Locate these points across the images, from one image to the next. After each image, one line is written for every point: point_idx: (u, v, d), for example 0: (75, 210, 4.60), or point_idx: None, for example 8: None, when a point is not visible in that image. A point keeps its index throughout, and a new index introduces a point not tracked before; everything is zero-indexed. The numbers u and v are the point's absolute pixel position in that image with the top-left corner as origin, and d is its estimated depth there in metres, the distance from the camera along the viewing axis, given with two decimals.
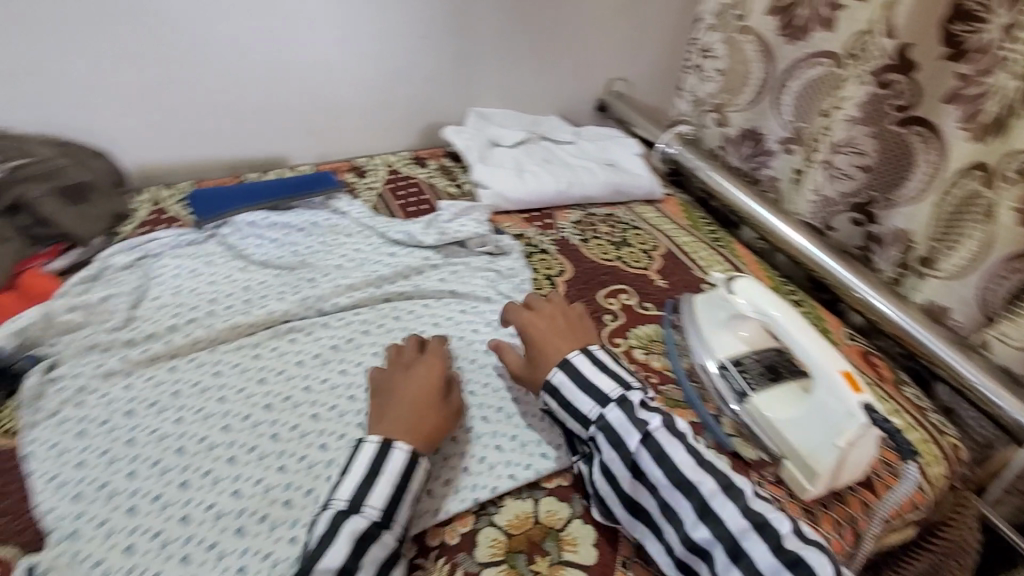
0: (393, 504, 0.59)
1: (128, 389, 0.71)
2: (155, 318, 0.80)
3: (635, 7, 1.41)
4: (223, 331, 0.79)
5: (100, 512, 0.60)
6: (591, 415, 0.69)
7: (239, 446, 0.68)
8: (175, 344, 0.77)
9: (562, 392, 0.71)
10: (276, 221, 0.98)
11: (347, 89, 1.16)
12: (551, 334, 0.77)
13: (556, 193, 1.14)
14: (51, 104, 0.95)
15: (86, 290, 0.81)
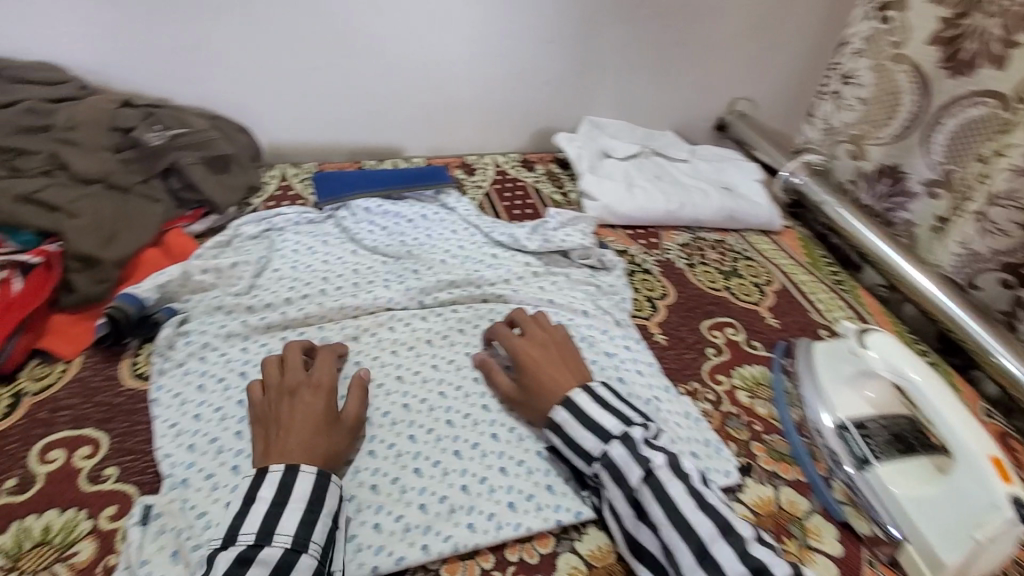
0: (271, 523, 0.54)
1: (243, 352, 0.75)
2: (274, 288, 0.84)
3: (772, 25, 1.33)
4: (329, 310, 0.81)
5: (207, 466, 0.64)
6: (593, 451, 0.63)
7: None
8: (287, 314, 0.80)
9: (566, 425, 0.66)
10: (388, 209, 1.01)
11: (467, 88, 1.18)
12: (542, 362, 0.72)
13: (666, 213, 1.09)
14: (204, 82, 1.01)
15: (218, 254, 0.87)
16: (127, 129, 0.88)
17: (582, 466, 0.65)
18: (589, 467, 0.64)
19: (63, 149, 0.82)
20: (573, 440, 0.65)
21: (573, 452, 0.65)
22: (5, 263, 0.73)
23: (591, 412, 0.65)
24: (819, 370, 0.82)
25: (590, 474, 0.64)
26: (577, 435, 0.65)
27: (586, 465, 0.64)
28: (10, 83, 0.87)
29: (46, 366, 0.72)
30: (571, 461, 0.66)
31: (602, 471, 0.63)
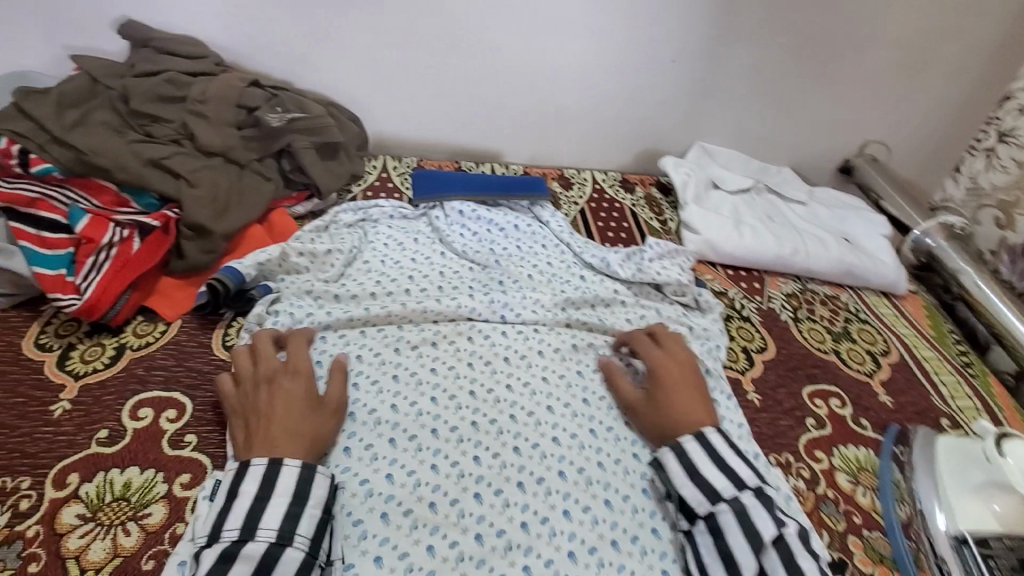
0: (290, 521, 0.55)
1: (323, 340, 0.75)
2: (361, 281, 0.85)
3: (926, 65, 1.19)
4: (412, 312, 0.79)
5: None
6: (721, 492, 0.61)
7: (400, 429, 0.67)
8: (371, 310, 0.79)
9: (693, 458, 0.64)
10: (482, 214, 1.00)
11: (577, 100, 1.14)
12: (675, 381, 0.72)
13: (774, 257, 1.00)
14: (327, 69, 1.04)
15: (314, 238, 0.89)
16: (252, 107, 0.92)
17: (697, 503, 0.61)
18: (704, 507, 0.61)
19: (194, 121, 0.87)
20: (698, 476, 0.63)
21: (697, 486, 0.62)
22: (128, 223, 0.79)
23: (726, 455, 0.64)
24: (942, 470, 0.71)
25: (701, 513, 0.61)
26: (707, 474, 0.62)
27: (701, 502, 0.61)
28: (157, 53, 0.92)
29: (149, 323, 0.76)
30: (683, 493, 0.63)
31: (727, 515, 0.60)
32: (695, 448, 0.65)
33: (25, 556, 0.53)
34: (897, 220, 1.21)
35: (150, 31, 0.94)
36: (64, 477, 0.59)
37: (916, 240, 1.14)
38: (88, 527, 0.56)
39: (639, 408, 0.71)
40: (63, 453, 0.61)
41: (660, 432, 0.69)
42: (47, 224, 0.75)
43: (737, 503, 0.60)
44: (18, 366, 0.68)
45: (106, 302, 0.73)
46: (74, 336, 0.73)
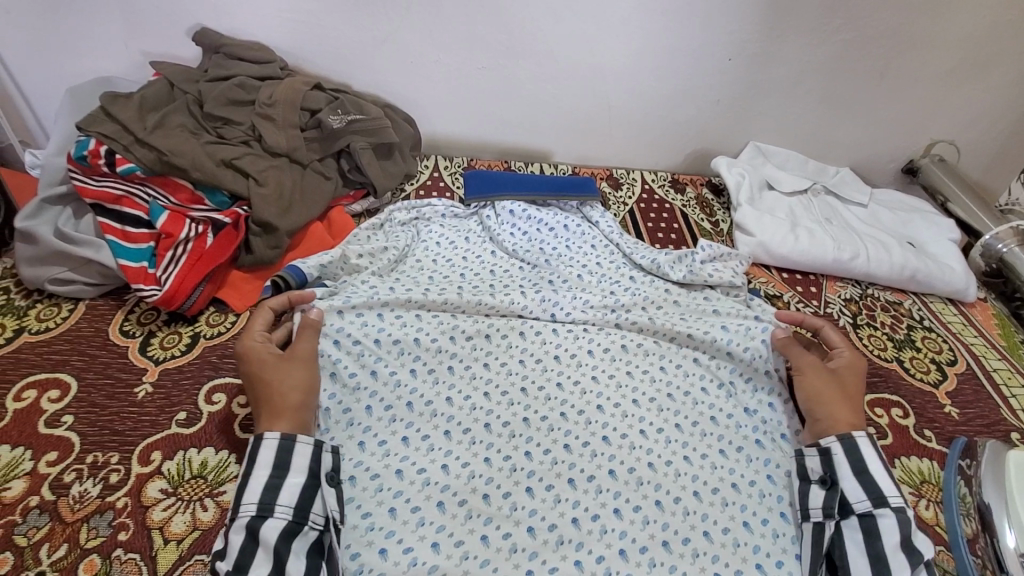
0: (272, 491, 0.55)
1: (379, 319, 0.75)
2: (414, 275, 0.87)
3: (1006, 59, 1.12)
4: (468, 304, 0.80)
5: (338, 435, 0.66)
6: (890, 498, 0.60)
7: (454, 421, 0.69)
8: (432, 298, 0.79)
9: (863, 454, 0.63)
10: (532, 214, 1.00)
11: (629, 101, 1.13)
12: (858, 369, 0.73)
13: (832, 261, 0.97)
14: (385, 71, 1.07)
15: (371, 236, 0.92)
16: (314, 110, 0.95)
17: (856, 500, 0.61)
18: (863, 506, 0.60)
19: (261, 122, 0.91)
20: (865, 474, 0.62)
21: (863, 483, 0.61)
22: (202, 220, 0.83)
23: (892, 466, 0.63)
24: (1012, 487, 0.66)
25: (858, 511, 0.60)
26: (877, 476, 0.61)
27: (863, 500, 0.60)
28: (227, 59, 0.98)
29: (221, 314, 0.81)
30: (843, 487, 0.62)
31: (887, 519, 0.58)
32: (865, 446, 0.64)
33: (115, 525, 0.58)
34: (967, 224, 1.16)
35: (221, 38, 0.99)
36: (148, 454, 0.64)
37: (986, 246, 1.07)
38: (169, 501, 0.60)
39: (814, 374, 0.72)
40: (146, 431, 0.66)
41: (828, 404, 0.69)
42: (131, 219, 0.81)
43: (902, 513, 0.59)
44: (105, 350, 0.74)
45: (183, 294, 0.77)
46: (154, 325, 0.78)
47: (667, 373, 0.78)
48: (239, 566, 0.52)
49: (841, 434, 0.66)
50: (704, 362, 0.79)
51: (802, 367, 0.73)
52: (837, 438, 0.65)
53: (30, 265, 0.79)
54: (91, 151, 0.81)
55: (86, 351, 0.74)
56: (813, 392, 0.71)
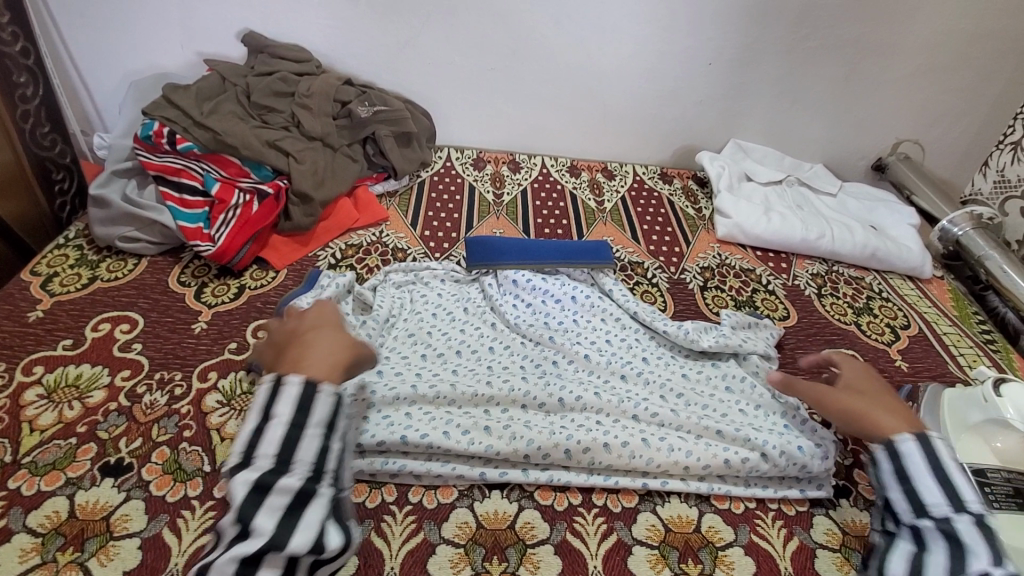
0: (290, 446, 0.47)
1: (364, 422, 0.68)
2: (404, 341, 0.82)
3: (961, 65, 1.24)
4: (463, 396, 0.73)
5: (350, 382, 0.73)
6: (969, 503, 0.51)
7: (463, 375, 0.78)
8: (419, 388, 0.73)
9: (910, 460, 0.55)
10: (537, 284, 0.92)
11: (622, 100, 1.27)
12: (864, 370, 0.69)
13: (800, 240, 1.09)
14: (406, 72, 1.22)
15: (383, 234, 1.04)
16: (345, 102, 1.10)
17: (901, 509, 0.54)
18: (909, 516, 0.53)
19: (300, 111, 1.05)
20: (907, 481, 0.54)
21: (902, 490, 0.54)
22: (249, 189, 0.96)
23: (951, 470, 0.54)
24: (948, 418, 0.72)
25: (903, 522, 0.54)
26: (921, 481, 0.53)
27: (906, 511, 0.53)
28: (271, 58, 1.13)
29: (263, 271, 0.93)
30: (887, 495, 0.56)
31: (933, 532, 0.51)
32: (913, 450, 0.55)
33: (179, 425, 0.70)
34: (930, 214, 1.27)
35: (266, 41, 1.14)
36: (206, 373, 0.76)
37: (944, 231, 1.16)
38: (223, 410, 0.72)
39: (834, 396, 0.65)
40: (203, 357, 0.78)
41: (862, 416, 0.61)
42: (188, 189, 0.95)
43: (987, 526, 0.50)
44: (166, 295, 0.87)
45: (232, 251, 0.90)
46: (205, 278, 0.90)
47: (686, 443, 0.71)
48: (238, 525, 0.44)
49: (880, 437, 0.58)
50: (735, 464, 0.69)
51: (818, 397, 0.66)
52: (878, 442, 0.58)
53: (102, 224, 0.92)
54: (155, 132, 0.96)
55: (150, 295, 0.86)
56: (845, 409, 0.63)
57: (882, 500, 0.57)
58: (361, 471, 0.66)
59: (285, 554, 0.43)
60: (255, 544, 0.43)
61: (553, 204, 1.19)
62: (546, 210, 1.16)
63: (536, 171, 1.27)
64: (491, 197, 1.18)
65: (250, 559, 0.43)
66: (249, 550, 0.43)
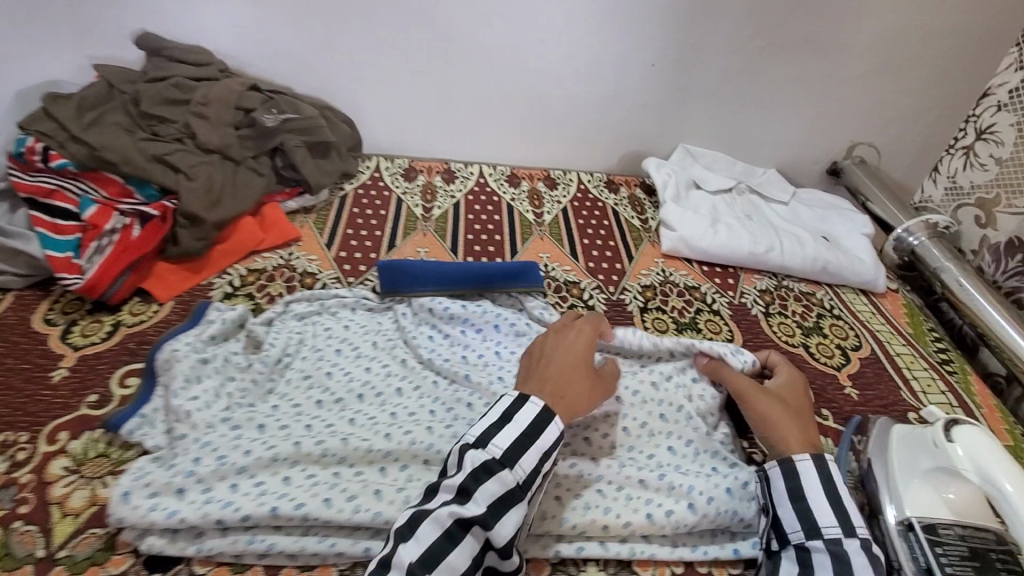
0: (518, 449, 0.57)
1: (231, 492, 0.60)
2: (297, 385, 0.73)
3: (914, 65, 1.18)
4: (355, 454, 0.64)
5: (222, 445, 0.64)
6: (858, 528, 0.57)
7: (361, 424, 0.68)
8: (301, 446, 0.64)
9: (806, 483, 0.60)
10: (455, 312, 0.83)
11: (561, 102, 1.18)
12: (798, 389, 0.73)
13: (748, 254, 1.03)
14: (325, 75, 1.12)
15: (291, 255, 0.93)
16: (249, 109, 0.99)
17: (791, 529, 0.58)
18: (797, 536, 0.58)
19: (194, 120, 0.95)
20: (801, 502, 0.59)
21: (798, 512, 0.58)
22: (131, 213, 0.87)
23: (842, 494, 0.59)
24: (893, 464, 0.65)
25: (794, 541, 0.58)
26: (815, 505, 0.58)
27: (797, 531, 0.58)
28: (169, 62, 1.02)
29: (144, 304, 0.83)
30: (779, 515, 0.60)
31: (821, 553, 0.55)
32: (811, 473, 0.60)
33: (15, 500, 0.60)
34: (885, 222, 1.20)
35: (164, 43, 1.03)
36: (57, 434, 0.66)
37: (899, 239, 1.10)
38: (71, 478, 0.63)
39: (757, 400, 0.69)
40: (57, 413, 0.68)
41: (772, 428, 0.66)
42: (60, 212, 0.84)
43: (869, 551, 0.55)
44: (27, 338, 0.76)
45: (105, 282, 0.80)
46: (77, 314, 0.80)
47: (604, 497, 0.63)
48: (463, 489, 0.54)
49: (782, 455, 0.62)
50: (659, 520, 0.61)
51: (745, 398, 0.70)
52: (775, 462, 0.62)
53: None
54: (28, 148, 0.86)
55: (7, 337, 0.76)
56: (763, 417, 0.68)
57: (770, 518, 0.61)
58: (222, 552, 0.58)
59: (489, 534, 0.53)
60: (475, 511, 0.53)
61: (487, 218, 1.09)
62: (479, 225, 1.07)
63: (472, 181, 1.18)
64: (419, 211, 1.08)
65: (464, 521, 0.52)
66: (469, 512, 0.53)
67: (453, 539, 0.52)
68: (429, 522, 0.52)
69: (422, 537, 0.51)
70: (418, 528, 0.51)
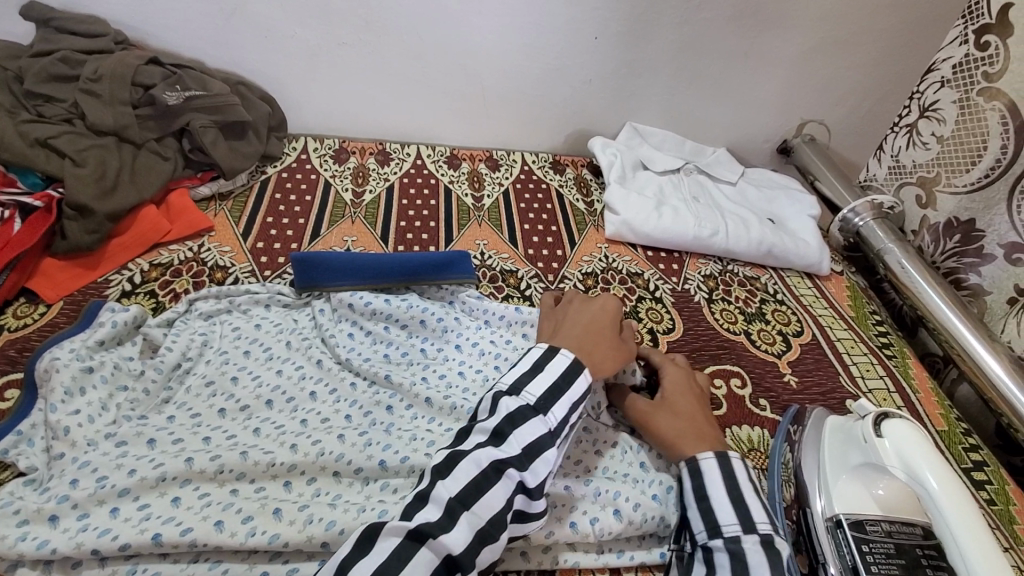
0: (551, 395, 0.59)
1: (112, 516, 0.53)
2: (197, 393, 0.66)
3: (863, 38, 1.15)
4: (256, 468, 0.58)
5: (102, 463, 0.56)
6: (759, 524, 0.53)
7: (267, 436, 0.62)
8: (194, 462, 0.57)
9: (707, 480, 0.57)
10: (377, 307, 0.77)
11: (501, 78, 1.11)
12: (685, 391, 0.69)
13: (692, 238, 0.99)
14: (241, 47, 1.02)
15: (201, 248, 0.86)
16: (149, 86, 0.90)
17: (697, 530, 0.55)
18: (702, 535, 0.55)
19: (84, 99, 0.86)
20: (705, 501, 0.56)
21: (701, 510, 0.55)
22: (9, 203, 0.77)
23: (745, 493, 0.56)
24: (825, 456, 0.64)
25: (698, 540, 0.55)
26: (717, 503, 0.55)
27: (701, 531, 0.55)
28: (57, 33, 0.91)
29: (29, 305, 0.74)
30: (688, 515, 0.57)
31: (721, 553, 0.52)
32: (714, 471, 0.57)
33: None
34: (832, 202, 1.19)
35: (52, 11, 0.92)
36: None
37: (845, 221, 1.08)
38: None
39: (648, 416, 0.66)
40: None
41: (668, 444, 0.63)
42: None
43: (769, 546, 0.52)
44: None
45: None
46: None
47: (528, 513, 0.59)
48: (498, 432, 0.56)
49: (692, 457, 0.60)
50: (584, 529, 0.58)
51: (639, 416, 0.67)
52: (685, 462, 0.60)
53: None
54: None
55: None
56: (656, 431, 0.65)
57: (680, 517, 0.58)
58: None
59: (523, 476, 0.54)
60: (509, 452, 0.54)
61: (422, 203, 1.03)
62: (412, 210, 1.01)
63: (409, 162, 1.11)
64: (348, 196, 1.01)
65: (498, 464, 0.53)
66: (504, 454, 0.54)
67: (490, 479, 0.53)
68: (465, 462, 0.53)
69: (459, 476, 0.52)
70: (456, 466, 0.52)
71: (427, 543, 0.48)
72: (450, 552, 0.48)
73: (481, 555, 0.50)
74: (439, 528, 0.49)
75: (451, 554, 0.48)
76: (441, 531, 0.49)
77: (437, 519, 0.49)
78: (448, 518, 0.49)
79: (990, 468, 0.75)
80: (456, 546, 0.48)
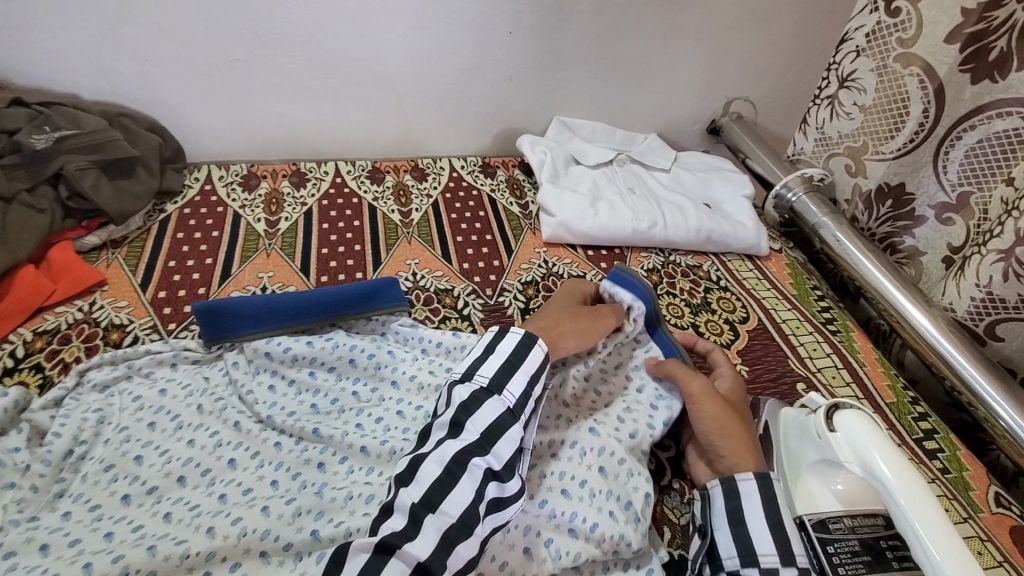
0: (503, 375, 0.58)
1: None
2: (98, 481, 0.58)
3: (776, 10, 1.14)
4: (168, 563, 0.50)
5: None
6: (798, 556, 0.53)
7: (182, 521, 0.54)
8: (92, 568, 0.48)
9: (730, 496, 0.58)
10: (298, 352, 0.71)
11: (415, 81, 1.05)
12: (738, 393, 0.69)
13: (631, 232, 0.97)
14: (118, 76, 0.92)
15: (93, 306, 0.77)
16: (13, 131, 0.80)
17: (727, 555, 0.55)
18: (733, 562, 0.54)
19: None
20: (740, 525, 0.55)
21: (735, 535, 0.55)
22: None
23: (784, 514, 0.56)
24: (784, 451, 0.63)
25: (728, 567, 0.54)
26: (753, 527, 0.55)
27: (732, 557, 0.54)
28: None
29: None
30: (717, 538, 0.56)
31: None
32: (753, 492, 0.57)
33: None
34: (764, 178, 1.19)
35: None
36: None
37: (779, 197, 1.09)
38: None
39: (709, 398, 0.65)
40: None
41: (723, 429, 0.62)
42: None
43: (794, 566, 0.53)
44: None
45: None
46: None
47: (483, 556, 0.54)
48: (455, 423, 0.54)
49: (726, 476, 0.59)
50: (538, 553, 0.54)
51: (697, 395, 0.65)
52: (718, 482, 0.59)
53: None
54: None
55: None
56: (711, 415, 0.63)
57: (709, 546, 0.57)
58: None
59: (488, 461, 0.52)
60: (469, 439, 0.52)
61: (345, 225, 0.95)
62: (334, 234, 0.93)
63: (327, 181, 1.03)
64: (262, 226, 0.93)
65: (458, 458, 0.51)
66: (465, 442, 0.52)
67: (454, 475, 0.50)
68: (429, 462, 0.50)
69: (422, 478, 0.49)
70: (419, 468, 0.49)
71: (396, 555, 0.44)
72: (419, 560, 0.45)
73: (453, 557, 0.46)
74: (404, 536, 0.45)
75: (421, 561, 0.45)
76: (406, 539, 0.45)
77: (402, 528, 0.46)
78: (412, 525, 0.46)
79: (938, 432, 0.76)
80: (423, 552, 0.45)
